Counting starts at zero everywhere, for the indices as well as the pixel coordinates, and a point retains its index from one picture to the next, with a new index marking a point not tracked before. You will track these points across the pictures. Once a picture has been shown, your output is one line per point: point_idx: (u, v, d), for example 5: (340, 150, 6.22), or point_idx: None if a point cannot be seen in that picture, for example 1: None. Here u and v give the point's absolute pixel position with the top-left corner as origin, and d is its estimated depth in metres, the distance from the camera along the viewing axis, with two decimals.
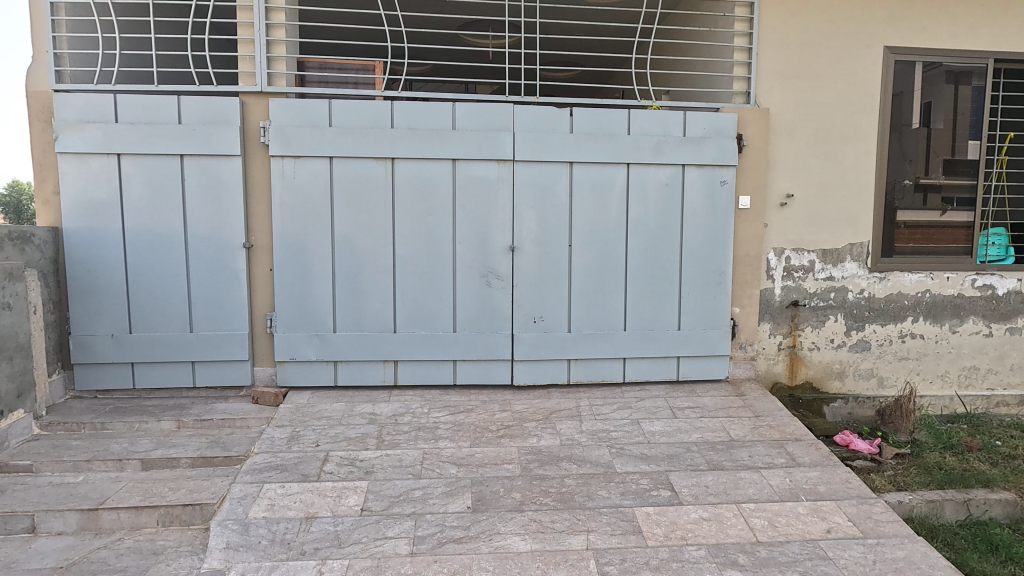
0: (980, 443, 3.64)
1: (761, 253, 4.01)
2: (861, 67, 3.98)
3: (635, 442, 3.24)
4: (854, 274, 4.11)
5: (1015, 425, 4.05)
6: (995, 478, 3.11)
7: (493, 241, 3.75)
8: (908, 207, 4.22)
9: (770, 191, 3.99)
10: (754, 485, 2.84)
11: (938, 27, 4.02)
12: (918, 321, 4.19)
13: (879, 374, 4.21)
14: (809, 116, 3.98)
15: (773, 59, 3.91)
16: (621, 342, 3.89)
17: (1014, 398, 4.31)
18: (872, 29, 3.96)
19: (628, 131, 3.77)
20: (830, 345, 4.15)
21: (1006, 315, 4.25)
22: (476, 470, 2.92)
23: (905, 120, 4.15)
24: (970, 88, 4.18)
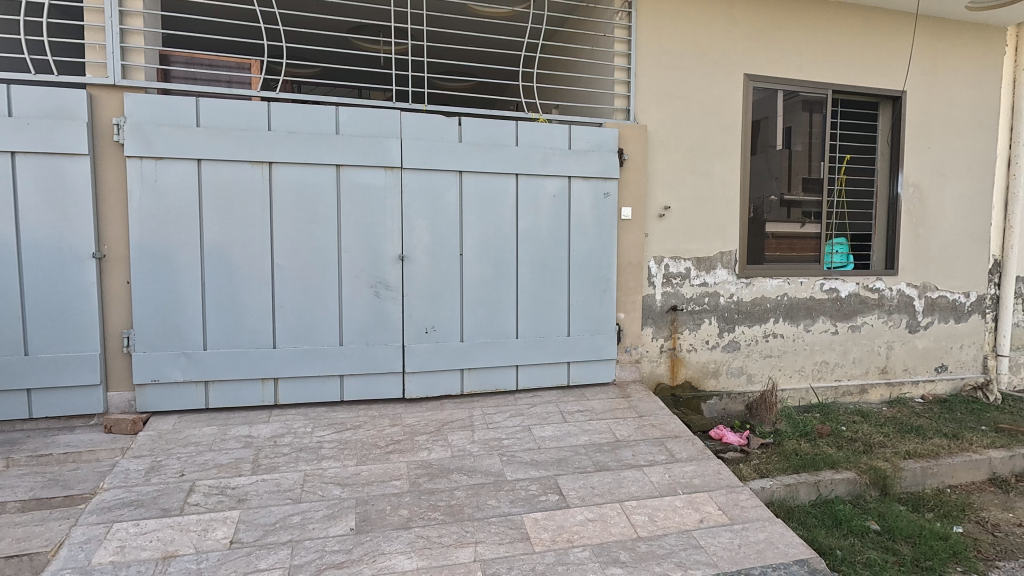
0: (829, 430, 4.09)
1: (643, 260, 4.25)
2: (725, 92, 4.36)
3: (525, 449, 3.27)
4: (724, 280, 4.47)
5: (857, 411, 4.60)
6: (840, 460, 3.49)
7: (382, 250, 3.64)
8: (775, 220, 4.75)
9: (650, 204, 4.24)
10: (636, 483, 2.96)
11: (789, 59, 4.50)
12: (778, 322, 4.64)
13: (747, 371, 4.60)
14: (682, 134, 4.28)
15: (650, 81, 4.18)
16: (512, 350, 3.93)
17: (856, 387, 4.89)
18: (734, 57, 4.36)
19: (516, 142, 3.85)
20: (705, 346, 4.47)
21: (848, 315, 4.83)
22: (362, 489, 2.79)
23: (771, 143, 4.69)
24: (821, 116, 4.72)
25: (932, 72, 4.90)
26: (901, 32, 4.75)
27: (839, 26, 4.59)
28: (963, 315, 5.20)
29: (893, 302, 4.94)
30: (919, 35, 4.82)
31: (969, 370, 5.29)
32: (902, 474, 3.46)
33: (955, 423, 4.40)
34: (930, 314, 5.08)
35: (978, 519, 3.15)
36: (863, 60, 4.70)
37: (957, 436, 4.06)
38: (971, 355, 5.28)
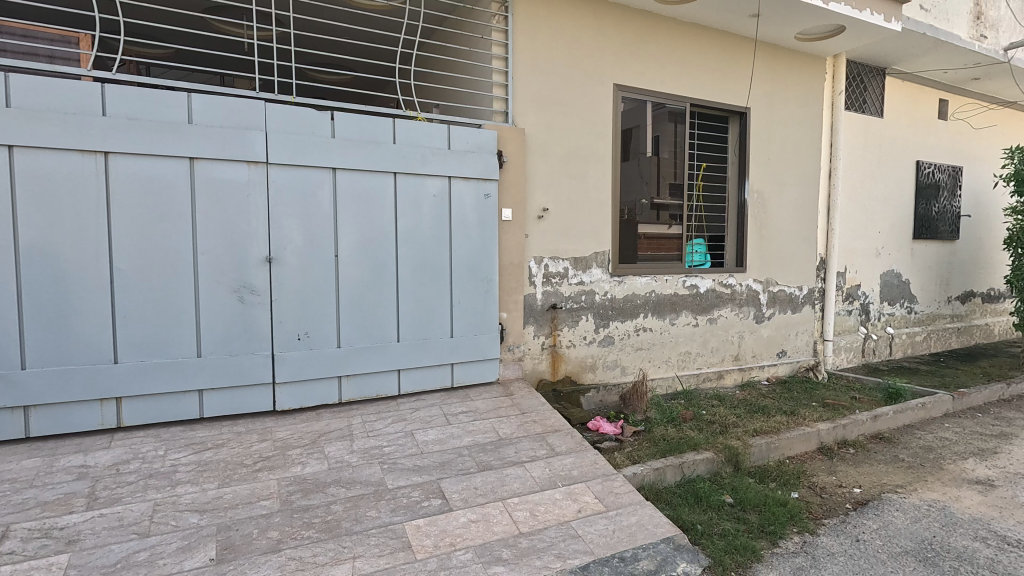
0: (692, 415, 4.47)
1: (523, 261, 4.34)
2: (596, 100, 4.59)
3: (408, 454, 3.19)
4: (599, 279, 4.71)
5: (715, 396, 5.08)
6: (700, 441, 3.83)
7: (246, 251, 3.35)
8: (647, 221, 5.13)
9: (529, 205, 4.34)
10: (519, 479, 3.01)
11: (653, 73, 4.85)
12: (647, 317, 4.98)
13: (621, 364, 4.89)
14: (558, 139, 4.44)
15: (527, 86, 4.28)
16: (393, 354, 3.82)
17: (714, 374, 5.39)
18: (605, 68, 4.61)
19: (393, 140, 3.74)
20: (583, 342, 4.68)
21: (706, 308, 5.31)
22: (224, 514, 2.55)
23: (642, 150, 5.03)
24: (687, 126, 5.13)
25: (770, 92, 5.55)
26: (745, 55, 5.33)
27: (694, 45, 5.03)
28: (798, 305, 5.96)
29: (742, 296, 5.53)
30: (759, 59, 5.44)
31: (803, 354, 6.07)
32: (751, 450, 3.88)
33: (792, 401, 5.03)
34: (772, 306, 5.76)
35: (809, 484, 3.62)
36: (716, 77, 5.20)
37: (794, 413, 4.64)
38: (804, 341, 6.06)
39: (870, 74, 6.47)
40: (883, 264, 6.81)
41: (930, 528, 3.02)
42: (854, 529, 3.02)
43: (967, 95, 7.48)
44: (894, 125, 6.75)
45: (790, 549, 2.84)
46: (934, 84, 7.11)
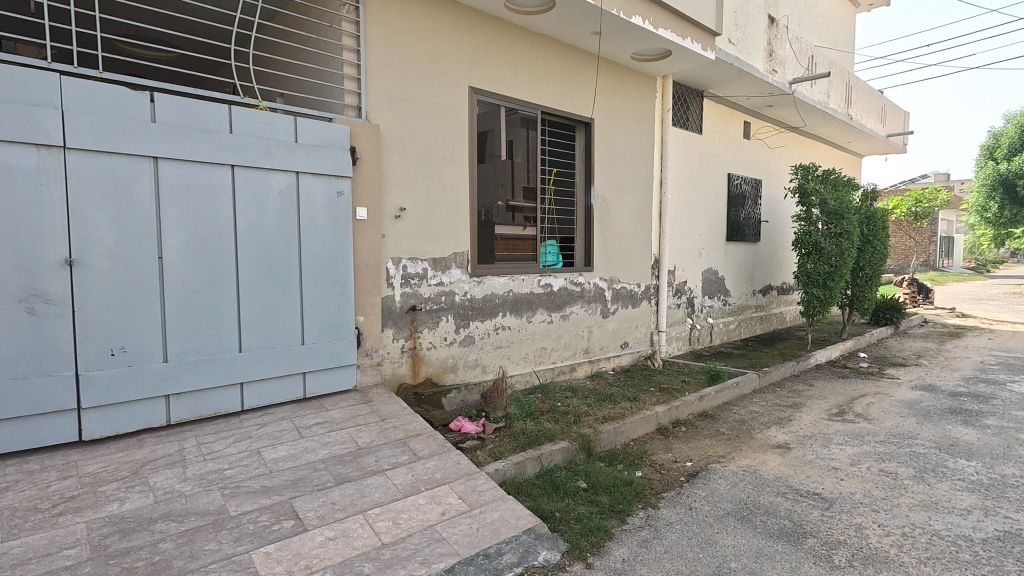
0: (548, 407, 4.70)
1: (380, 262, 4.20)
2: (452, 101, 4.60)
3: (254, 475, 2.90)
4: (458, 279, 4.73)
5: (569, 387, 5.39)
6: (557, 433, 4.04)
7: (39, 252, 2.78)
8: (503, 223, 5.49)
9: (385, 204, 4.21)
10: (380, 489, 2.90)
11: (506, 78, 4.99)
12: (506, 315, 5.12)
13: (482, 362, 4.96)
14: (415, 138, 4.37)
15: (381, 81, 4.14)
16: (234, 366, 3.45)
17: (567, 367, 5.72)
18: (460, 70, 4.64)
19: (230, 129, 3.38)
20: (444, 343, 4.66)
21: (559, 305, 5.61)
22: (10, 573, 2.08)
23: (495, 153, 5.50)
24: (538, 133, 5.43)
25: (610, 105, 6.03)
26: (588, 68, 5.72)
27: (543, 55, 5.28)
28: (637, 301, 6.56)
29: (590, 294, 5.94)
30: (601, 74, 5.88)
31: (642, 345, 6.70)
32: (601, 436, 4.18)
33: (635, 388, 5.53)
34: (616, 302, 6.27)
35: (650, 462, 4.00)
36: (563, 88, 5.51)
37: (636, 398, 5.11)
38: (643, 332, 6.70)
39: (691, 95, 7.33)
40: (704, 262, 7.79)
41: (744, 489, 3.52)
42: (688, 498, 3.40)
43: (764, 119, 8.85)
44: (710, 141, 7.75)
45: (636, 523, 3.10)
46: (740, 108, 8.29)
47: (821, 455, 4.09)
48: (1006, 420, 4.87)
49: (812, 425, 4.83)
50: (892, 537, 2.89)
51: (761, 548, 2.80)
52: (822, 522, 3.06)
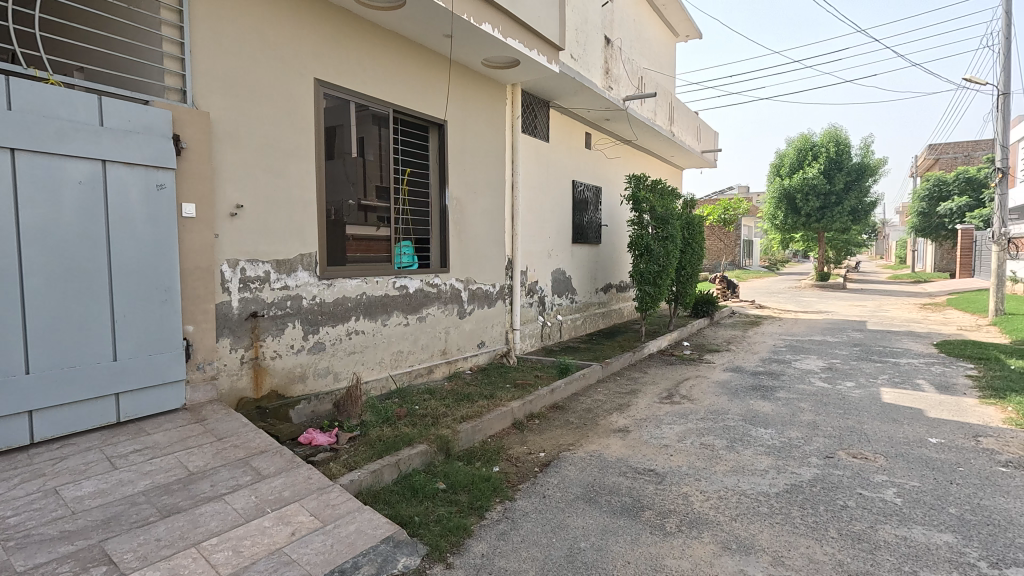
0: (405, 411, 4.62)
1: (214, 264, 3.78)
2: (295, 92, 4.30)
3: (50, 521, 2.42)
4: (305, 282, 4.44)
5: (426, 390, 5.35)
6: (415, 436, 4.00)
7: None
8: (353, 224, 5.34)
9: (218, 201, 3.81)
10: (217, 516, 2.61)
11: (355, 72, 4.80)
12: (359, 319, 4.93)
13: (334, 370, 4.72)
14: (252, 129, 4.01)
15: (210, 64, 3.73)
16: (19, 392, 2.85)
17: (425, 369, 5.67)
18: (303, 59, 4.36)
19: (7, 104, 2.78)
20: (290, 351, 4.34)
21: (416, 307, 5.55)
22: None
23: (346, 150, 5.20)
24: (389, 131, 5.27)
25: (463, 109, 6.11)
26: (440, 70, 5.73)
27: (394, 53, 5.18)
28: (492, 301, 6.74)
29: (447, 294, 5.96)
30: (453, 77, 5.94)
31: (498, 343, 6.90)
32: (459, 436, 4.21)
33: (491, 385, 5.67)
34: (472, 302, 6.38)
35: (507, 456, 4.13)
36: (416, 87, 5.46)
37: (493, 396, 5.24)
38: (498, 331, 6.90)
39: (539, 104, 7.72)
40: (553, 263, 8.25)
41: (591, 473, 3.80)
42: (541, 487, 3.58)
43: (602, 131, 9.63)
44: (556, 149, 8.23)
45: (494, 517, 3.18)
46: (582, 120, 8.93)
47: (654, 435, 4.57)
48: (791, 392, 5.89)
49: (647, 409, 5.38)
50: (710, 500, 3.33)
51: (606, 525, 3.05)
52: (656, 495, 3.43)
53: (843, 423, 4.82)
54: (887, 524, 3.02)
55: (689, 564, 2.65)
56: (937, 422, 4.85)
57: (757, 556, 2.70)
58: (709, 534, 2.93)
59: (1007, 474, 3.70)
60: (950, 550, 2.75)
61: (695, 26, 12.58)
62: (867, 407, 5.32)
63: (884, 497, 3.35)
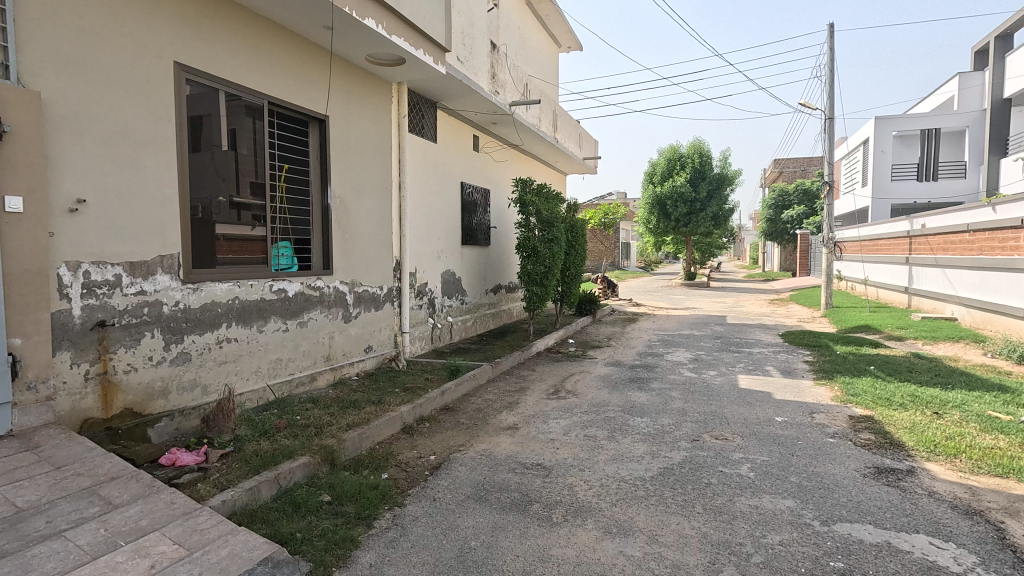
0: (285, 423, 4.35)
1: (49, 267, 3.29)
2: (151, 75, 3.87)
3: None
4: (166, 287, 4.01)
5: (309, 399, 5.07)
6: (296, 449, 3.77)
7: None
8: (225, 221, 4.95)
9: (54, 194, 3.32)
10: (55, 557, 2.26)
11: (223, 58, 4.43)
12: (231, 326, 4.55)
13: (201, 382, 4.31)
14: (97, 114, 3.54)
15: (40, 36, 3.23)
16: None
17: (307, 377, 5.37)
18: (161, 40, 3.93)
19: None
20: (148, 364, 3.90)
21: (296, 312, 5.25)
22: None
23: (215, 142, 4.82)
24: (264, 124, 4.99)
25: (345, 105, 5.88)
26: (320, 63, 5.47)
27: (268, 41, 4.85)
28: (380, 303, 6.56)
29: (330, 298, 5.71)
30: (334, 71, 5.69)
31: (386, 347, 6.73)
32: (345, 445, 4.05)
33: (379, 391, 5.51)
34: (358, 305, 6.16)
35: (396, 462, 4.05)
36: (293, 79, 5.17)
37: (381, 401, 5.10)
38: (386, 335, 6.73)
39: (426, 105, 7.65)
40: (442, 265, 8.22)
41: (482, 472, 3.84)
42: (431, 491, 3.54)
43: (490, 135, 9.77)
44: (444, 151, 8.20)
45: (384, 525, 3.09)
46: (469, 122, 8.98)
47: (542, 430, 4.72)
48: (663, 383, 6.40)
49: (534, 405, 5.55)
50: (593, 489, 3.52)
51: (497, 522, 3.10)
52: (543, 488, 3.55)
53: (707, 409, 5.33)
54: (743, 496, 3.39)
55: (574, 551, 2.78)
56: (781, 402, 5.55)
57: (635, 537, 2.91)
58: (593, 521, 3.09)
59: (834, 444, 4.34)
60: (792, 513, 3.15)
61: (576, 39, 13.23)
62: (726, 393, 5.94)
63: (740, 472, 3.77)
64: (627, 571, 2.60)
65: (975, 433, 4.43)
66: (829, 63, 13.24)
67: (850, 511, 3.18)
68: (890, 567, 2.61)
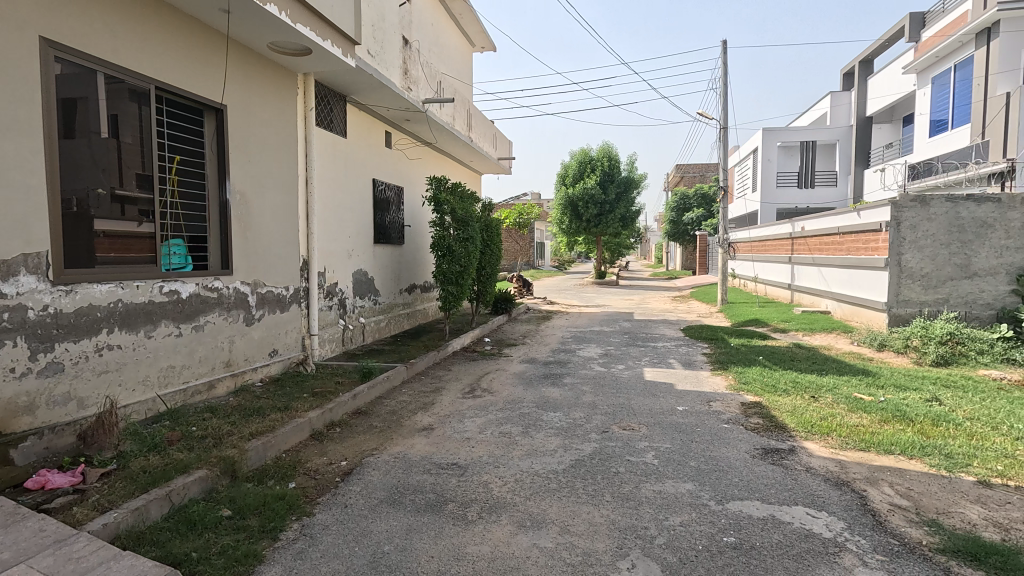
0: (179, 435, 4.02)
1: None
2: (12, 49, 3.42)
3: None
4: (32, 290, 3.57)
5: (206, 408, 4.72)
6: (192, 462, 3.50)
7: None
8: (106, 216, 4.47)
9: None
10: None
11: (100, 36, 4.00)
12: (113, 332, 4.14)
13: (77, 395, 3.88)
14: None
15: None
16: None
17: (204, 385, 5.00)
18: (25, 10, 3.48)
19: None
20: (10, 376, 3.44)
21: (190, 315, 4.87)
22: None
23: (94, 129, 4.36)
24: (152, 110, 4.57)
25: (245, 94, 5.54)
26: (215, 48, 5.10)
27: (155, 20, 4.46)
28: (285, 305, 6.24)
29: (230, 300, 5.35)
30: (232, 57, 5.33)
31: (293, 351, 6.41)
32: (247, 455, 3.81)
33: (285, 396, 5.24)
34: (261, 307, 5.82)
35: (304, 470, 3.87)
36: (184, 64, 4.79)
37: (287, 408, 4.86)
38: (293, 338, 6.41)
39: (335, 98, 7.37)
40: (354, 264, 7.96)
41: (395, 475, 3.77)
42: (343, 497, 3.43)
43: (403, 131, 9.59)
44: (355, 146, 7.94)
45: (290, 537, 2.95)
46: (381, 118, 8.77)
47: (458, 430, 4.72)
48: (575, 378, 6.62)
49: (450, 405, 5.53)
50: (508, 484, 3.57)
51: (411, 525, 3.06)
52: (459, 487, 3.55)
53: (616, 401, 5.58)
54: (648, 482, 3.59)
55: (488, 547, 2.81)
56: (683, 392, 5.93)
57: (547, 529, 2.98)
58: (507, 517, 3.14)
59: (728, 429, 4.70)
60: (691, 495, 3.38)
61: (490, 40, 13.32)
62: (633, 386, 6.25)
63: (645, 460, 3.98)
64: (540, 562, 2.66)
65: (844, 413, 4.99)
66: (722, 76, 14.29)
67: (741, 489, 3.46)
68: (774, 537, 2.88)
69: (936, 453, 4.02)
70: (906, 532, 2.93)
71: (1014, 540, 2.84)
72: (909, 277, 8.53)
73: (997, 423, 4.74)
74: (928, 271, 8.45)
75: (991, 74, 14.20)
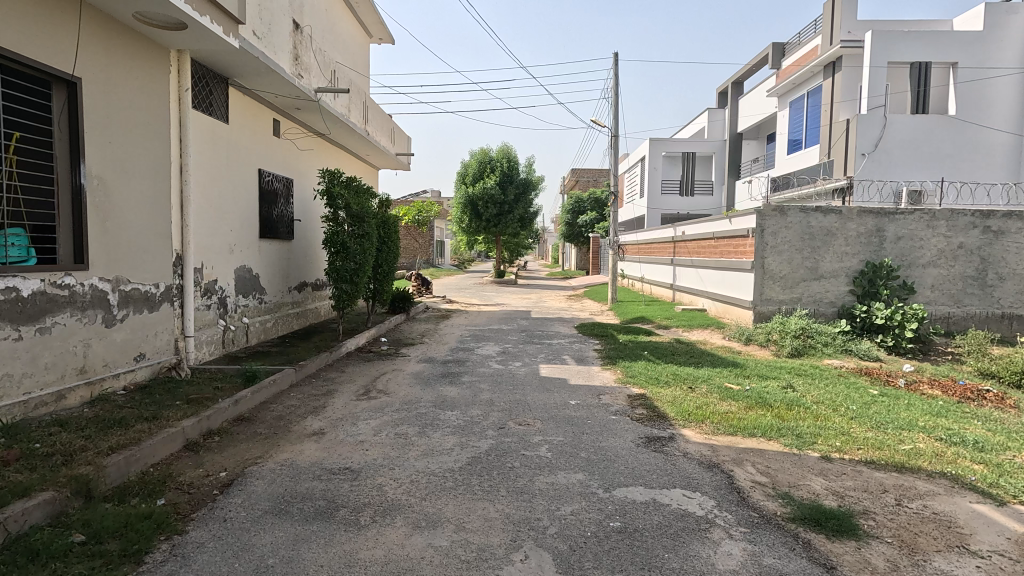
0: (18, 454, 3.50)
1: None
2: None
3: None
4: None
5: (54, 421, 4.14)
6: (34, 484, 3.07)
7: None
8: None
9: None
10: None
11: None
12: None
13: None
14: None
15: None
16: None
17: (50, 396, 4.37)
18: None
19: None
20: None
21: (34, 316, 4.25)
22: None
23: None
24: None
25: (104, 67, 4.93)
26: (64, 13, 4.47)
27: None
28: (154, 304, 5.65)
29: (85, 298, 4.74)
30: (85, 26, 4.70)
31: (164, 354, 5.82)
32: (106, 472, 3.40)
33: (154, 405, 4.74)
34: (125, 307, 5.22)
35: (176, 485, 3.54)
36: (25, 25, 4.17)
37: (156, 417, 4.40)
38: (164, 340, 5.82)
39: (214, 80, 6.77)
40: (236, 260, 7.39)
41: (282, 483, 3.56)
42: (221, 511, 3.17)
43: (292, 120, 9.06)
44: (238, 133, 7.37)
45: (158, 559, 2.67)
46: (267, 104, 8.22)
47: (351, 433, 4.56)
48: (473, 376, 6.66)
49: (343, 408, 5.32)
50: (402, 486, 3.51)
51: (298, 535, 2.91)
52: (352, 492, 3.44)
53: (512, 398, 5.70)
54: (541, 474, 3.71)
55: (382, 551, 2.75)
56: (575, 387, 6.18)
57: (442, 528, 2.98)
58: (402, 518, 3.09)
59: (615, 420, 4.99)
60: (582, 485, 3.54)
61: (388, 31, 12.98)
62: (529, 382, 6.41)
63: (539, 453, 4.11)
64: (435, 562, 2.65)
65: (716, 401, 5.51)
66: (614, 86, 15.05)
67: (626, 476, 3.69)
68: (654, 519, 3.10)
69: (789, 433, 4.56)
70: (764, 505, 3.29)
71: (848, 506, 3.30)
72: (771, 278, 9.56)
73: (837, 405, 5.48)
74: (785, 273, 9.52)
75: (836, 102, 16.33)
